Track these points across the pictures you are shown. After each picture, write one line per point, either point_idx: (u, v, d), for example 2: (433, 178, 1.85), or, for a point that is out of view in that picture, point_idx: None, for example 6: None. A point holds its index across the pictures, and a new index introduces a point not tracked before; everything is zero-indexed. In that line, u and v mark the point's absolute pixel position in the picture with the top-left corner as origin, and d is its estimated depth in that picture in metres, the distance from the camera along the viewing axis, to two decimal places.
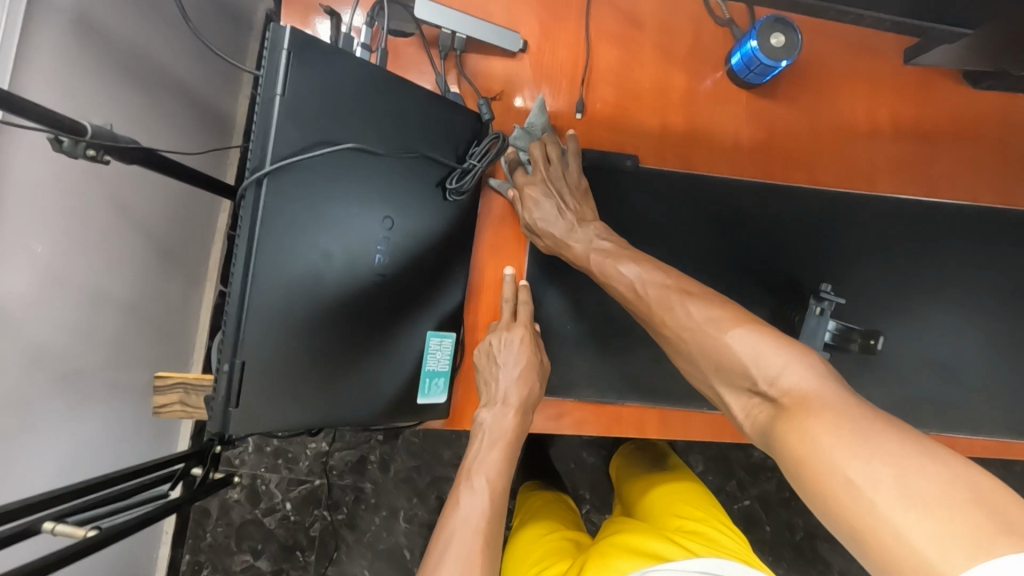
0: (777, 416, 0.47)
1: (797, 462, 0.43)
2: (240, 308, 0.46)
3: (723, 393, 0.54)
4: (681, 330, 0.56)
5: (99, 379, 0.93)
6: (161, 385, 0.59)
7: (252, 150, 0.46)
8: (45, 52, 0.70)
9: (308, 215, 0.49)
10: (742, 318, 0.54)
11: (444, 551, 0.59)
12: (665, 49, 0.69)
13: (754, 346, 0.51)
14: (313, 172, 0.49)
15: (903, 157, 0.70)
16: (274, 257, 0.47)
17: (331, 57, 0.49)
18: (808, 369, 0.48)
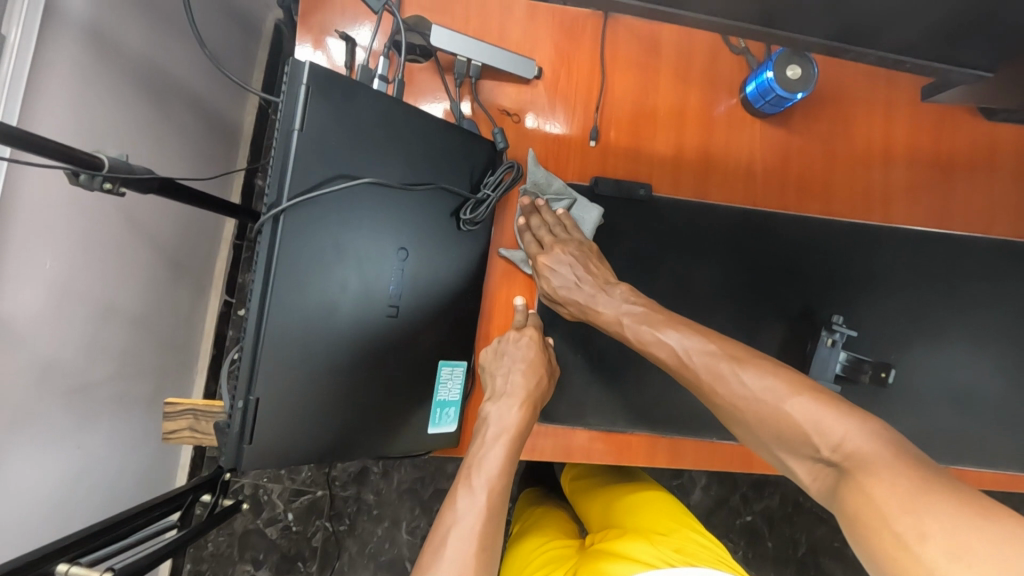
0: (842, 482, 0.46)
1: (863, 526, 0.43)
2: (256, 344, 0.46)
3: (782, 458, 0.53)
4: (731, 395, 0.55)
5: (108, 392, 0.93)
6: (171, 410, 0.59)
7: (269, 185, 0.47)
8: (62, 69, 0.70)
9: (325, 249, 0.49)
10: (790, 381, 0.53)
11: (438, 554, 0.55)
12: (682, 76, 0.68)
13: (815, 414, 0.50)
14: (331, 207, 0.49)
15: (918, 187, 0.70)
16: (290, 291, 0.47)
17: (349, 91, 0.49)
18: (870, 434, 0.47)
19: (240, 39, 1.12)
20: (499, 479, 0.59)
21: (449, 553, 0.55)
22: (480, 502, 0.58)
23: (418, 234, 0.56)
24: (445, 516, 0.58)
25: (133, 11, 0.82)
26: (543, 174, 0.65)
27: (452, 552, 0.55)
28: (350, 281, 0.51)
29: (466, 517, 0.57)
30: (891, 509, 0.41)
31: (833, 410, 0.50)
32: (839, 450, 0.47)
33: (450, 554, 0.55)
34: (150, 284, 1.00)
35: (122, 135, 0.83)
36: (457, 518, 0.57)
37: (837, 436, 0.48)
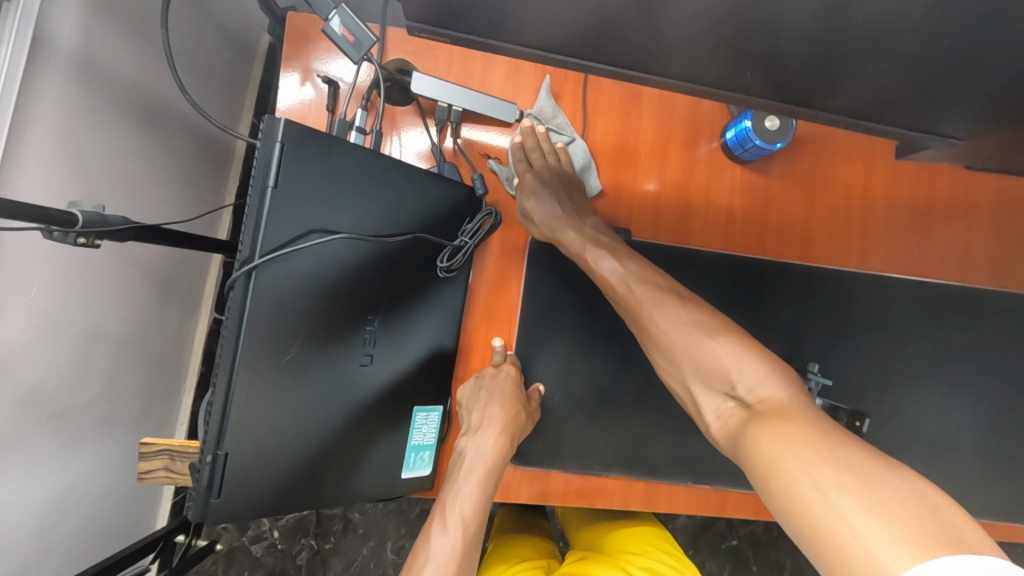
0: (752, 422, 0.50)
1: (770, 471, 0.45)
2: (225, 401, 0.46)
3: (694, 392, 0.57)
4: (660, 329, 0.59)
5: (93, 415, 0.93)
6: (147, 450, 0.60)
7: (242, 241, 0.46)
8: (52, 99, 0.70)
9: (296, 302, 0.49)
10: (714, 328, 0.57)
11: None
12: (663, 122, 0.69)
13: (736, 357, 0.55)
14: (303, 261, 0.49)
15: (894, 234, 0.71)
16: (261, 347, 0.47)
17: (324, 147, 0.49)
18: (784, 385, 0.51)
19: (233, 61, 1.12)
20: (472, 512, 0.60)
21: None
22: (455, 536, 0.60)
23: (393, 280, 0.57)
24: (421, 547, 0.60)
25: (124, 40, 0.83)
26: (550, 105, 0.66)
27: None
28: (324, 331, 0.52)
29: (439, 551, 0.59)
30: (800, 462, 0.43)
31: (750, 356, 0.54)
32: (749, 391, 0.52)
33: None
34: (138, 307, 1.01)
35: (112, 163, 0.84)
36: (432, 550, 0.59)
37: (751, 378, 0.53)
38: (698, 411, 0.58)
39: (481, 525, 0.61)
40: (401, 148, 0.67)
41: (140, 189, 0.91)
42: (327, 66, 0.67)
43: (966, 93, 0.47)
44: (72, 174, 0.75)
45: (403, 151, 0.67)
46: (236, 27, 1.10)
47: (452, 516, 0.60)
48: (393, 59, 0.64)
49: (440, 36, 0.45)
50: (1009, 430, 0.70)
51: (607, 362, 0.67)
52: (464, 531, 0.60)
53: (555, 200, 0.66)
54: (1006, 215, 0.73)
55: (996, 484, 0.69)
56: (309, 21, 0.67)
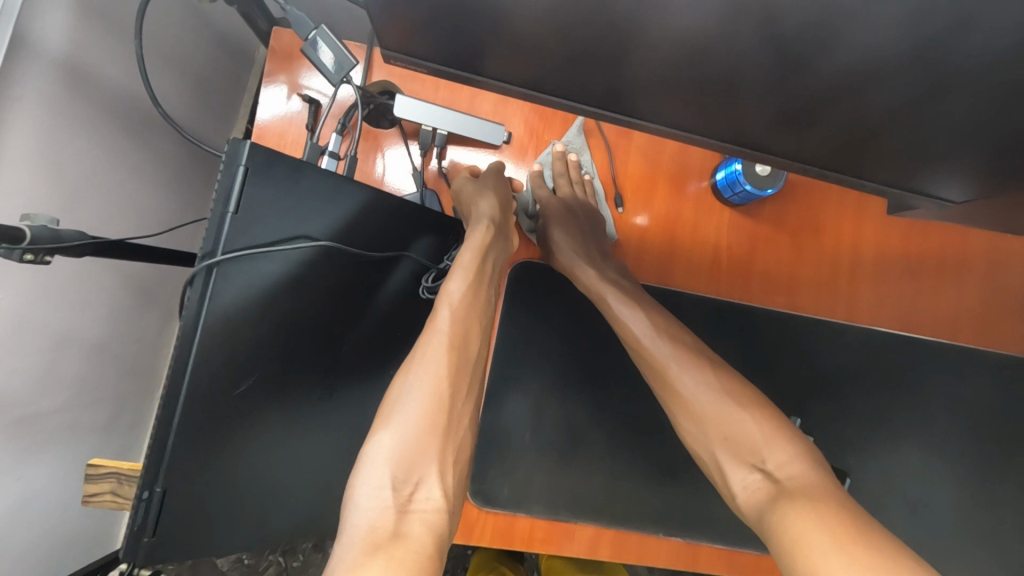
0: (777, 499, 0.49)
1: (797, 546, 0.44)
2: (171, 420, 0.43)
3: (717, 456, 0.55)
4: (688, 393, 0.57)
5: (60, 422, 0.90)
6: (94, 472, 0.57)
7: (206, 234, 0.44)
8: (31, 103, 0.68)
9: (253, 313, 0.47)
10: (742, 396, 0.56)
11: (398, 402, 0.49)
12: (651, 159, 0.67)
13: (764, 431, 0.54)
14: (268, 267, 0.47)
15: (884, 288, 0.69)
16: (214, 360, 0.45)
17: (293, 171, 0.47)
18: (809, 467, 0.51)
19: (228, 67, 1.10)
20: (466, 308, 0.55)
21: (415, 403, 0.49)
22: (447, 341, 0.52)
23: (358, 305, 0.55)
24: (414, 356, 0.52)
25: (114, 45, 0.82)
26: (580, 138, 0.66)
27: (423, 395, 0.49)
28: (281, 357, 0.49)
29: (435, 358, 0.51)
30: (823, 531, 0.44)
31: (774, 432, 0.54)
32: (777, 466, 0.52)
33: (418, 390, 0.49)
34: (111, 313, 0.98)
35: (94, 166, 0.81)
36: (422, 363, 0.51)
37: (778, 458, 0.52)
38: (718, 478, 0.56)
39: (475, 319, 0.55)
40: (385, 166, 0.65)
41: (123, 197, 0.89)
42: (307, 85, 0.65)
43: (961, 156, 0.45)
44: (51, 178, 0.73)
45: (386, 172, 0.65)
46: (232, 32, 1.08)
47: (443, 314, 0.54)
48: (377, 81, 0.62)
49: (417, 66, 0.43)
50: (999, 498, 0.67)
51: (581, 404, 0.65)
52: (462, 326, 0.53)
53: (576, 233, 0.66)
54: (997, 275, 0.71)
55: (984, 553, 0.66)
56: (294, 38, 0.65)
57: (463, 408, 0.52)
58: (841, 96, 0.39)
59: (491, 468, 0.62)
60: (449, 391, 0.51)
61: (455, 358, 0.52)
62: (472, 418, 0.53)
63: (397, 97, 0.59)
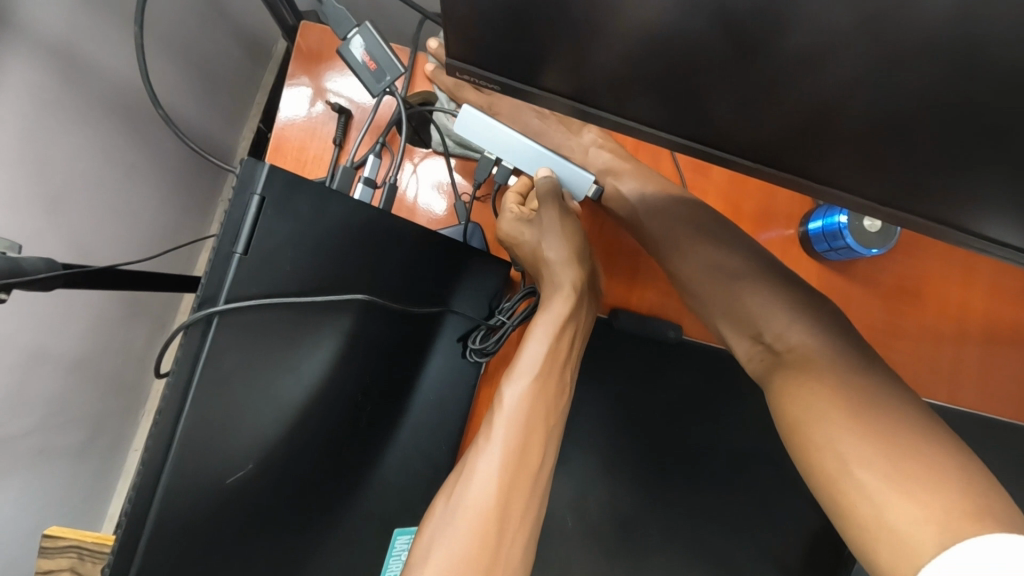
0: (776, 369, 0.47)
1: (797, 431, 0.43)
2: (145, 524, 0.33)
3: (721, 329, 0.52)
4: (691, 271, 0.54)
5: (29, 447, 0.79)
6: (50, 545, 0.47)
7: (206, 277, 0.34)
8: (15, 90, 0.58)
9: (259, 383, 0.37)
10: (742, 268, 0.53)
11: (449, 502, 0.41)
12: (730, 203, 0.60)
13: (768, 302, 0.50)
14: (279, 322, 0.37)
15: (990, 368, 0.60)
16: (205, 444, 0.34)
17: (319, 199, 0.38)
18: (814, 328, 0.48)
19: (242, 63, 1.01)
20: (530, 410, 0.45)
21: (457, 534, 0.39)
22: (500, 458, 0.43)
23: (387, 360, 0.46)
24: (463, 471, 0.43)
25: (115, 29, 0.73)
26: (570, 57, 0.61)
27: (469, 521, 0.40)
28: (288, 434, 0.39)
29: (484, 479, 0.42)
30: (825, 426, 0.41)
31: (782, 299, 0.50)
32: (780, 335, 0.49)
33: (463, 513, 0.40)
34: (92, 326, 0.88)
35: (85, 165, 0.72)
36: (470, 482, 0.42)
37: (781, 323, 0.49)
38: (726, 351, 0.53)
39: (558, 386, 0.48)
40: (418, 190, 0.56)
41: (117, 200, 0.79)
42: (334, 89, 0.55)
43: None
44: (37, 177, 0.63)
45: (419, 193, 0.56)
46: (249, 22, 0.99)
47: (502, 425, 0.44)
48: (419, 92, 0.56)
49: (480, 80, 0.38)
50: None
51: (639, 483, 0.54)
52: (523, 435, 0.44)
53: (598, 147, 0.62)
54: None
55: None
56: (324, 34, 0.56)
57: (515, 541, 0.41)
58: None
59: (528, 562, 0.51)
60: (497, 513, 0.41)
61: (509, 479, 0.42)
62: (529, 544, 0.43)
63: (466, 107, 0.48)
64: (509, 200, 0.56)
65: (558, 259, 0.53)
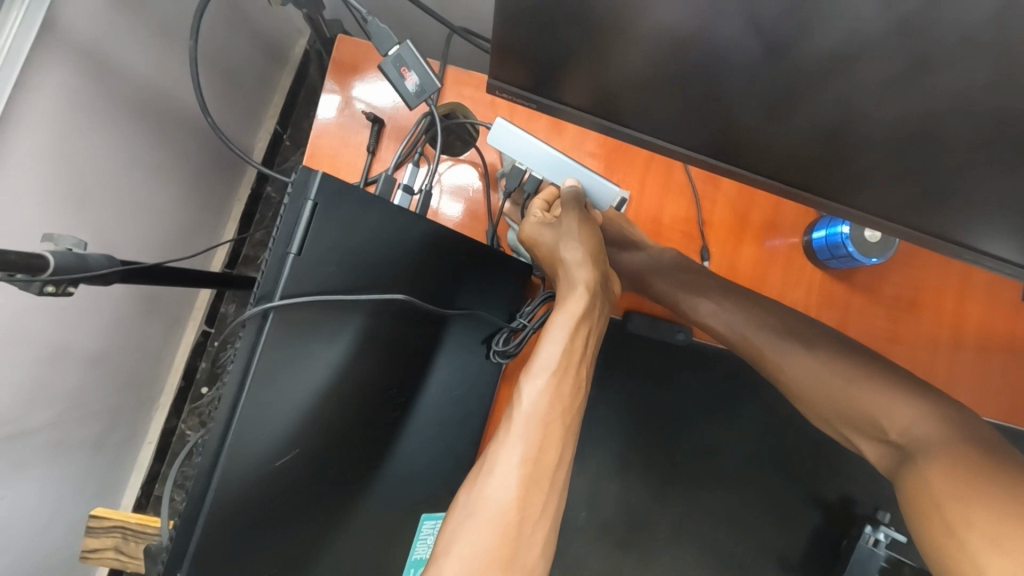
0: (900, 464, 0.49)
1: (920, 514, 0.45)
2: (202, 500, 0.36)
3: (841, 430, 0.55)
4: (799, 376, 0.56)
5: (50, 436, 0.82)
6: (97, 525, 0.50)
7: (262, 275, 0.37)
8: (52, 94, 0.61)
9: (305, 372, 0.40)
10: (867, 363, 0.55)
11: (468, 498, 0.41)
12: (739, 212, 0.63)
13: (884, 394, 0.53)
14: (325, 316, 0.40)
15: (981, 372, 0.63)
16: (258, 427, 0.37)
17: (364, 207, 0.41)
18: (931, 419, 0.49)
19: (261, 67, 1.04)
20: (550, 407, 0.45)
21: (478, 531, 0.39)
22: (521, 455, 0.42)
23: (419, 359, 0.49)
24: (483, 467, 0.43)
25: (144, 35, 0.75)
26: None
27: (490, 517, 0.40)
28: (330, 424, 0.42)
29: (505, 474, 0.41)
30: (945, 503, 0.43)
31: (893, 392, 0.52)
32: (899, 429, 0.51)
33: (484, 511, 0.40)
34: (112, 320, 0.91)
35: (111, 166, 0.75)
36: (492, 477, 0.42)
37: (896, 418, 0.51)
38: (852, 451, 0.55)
39: (573, 386, 0.48)
40: (440, 199, 0.59)
41: (139, 198, 0.82)
42: (366, 99, 0.58)
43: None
44: (67, 176, 0.66)
45: (444, 201, 0.59)
46: (269, 27, 1.02)
47: (520, 424, 0.44)
48: (447, 103, 0.59)
49: (523, 99, 0.43)
50: None
51: (647, 477, 0.57)
52: (543, 431, 0.44)
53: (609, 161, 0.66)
54: None
55: None
56: (357, 47, 0.59)
57: (534, 539, 0.41)
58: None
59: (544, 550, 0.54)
60: (518, 512, 0.40)
61: (529, 475, 0.42)
62: (548, 547, 0.42)
63: (497, 119, 0.51)
64: (534, 207, 0.58)
65: (576, 260, 0.53)
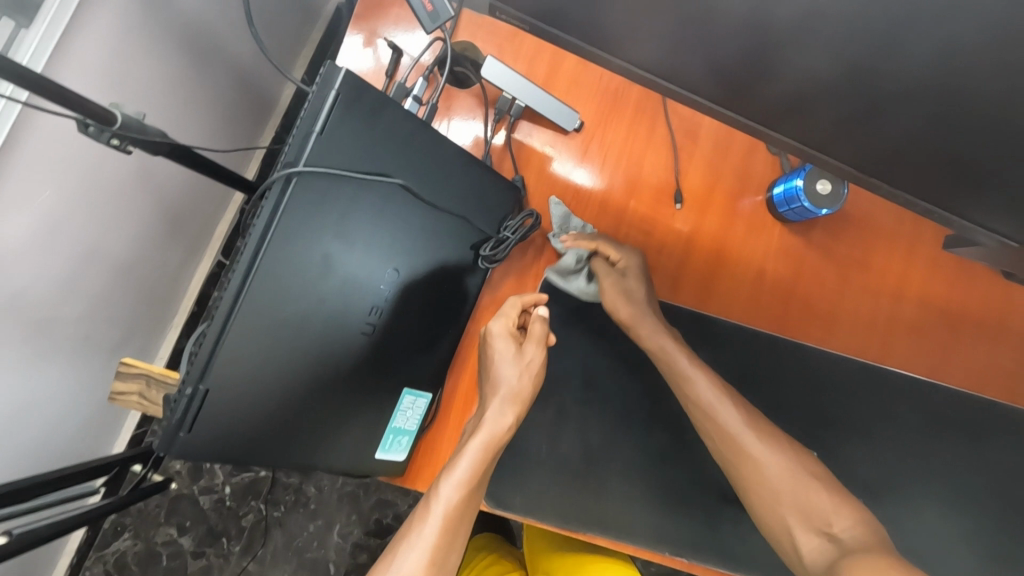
0: (841, 559, 0.50)
1: None
2: (226, 318, 0.45)
3: (785, 521, 0.55)
4: (750, 472, 0.57)
5: (80, 334, 0.90)
6: (125, 371, 0.58)
7: (290, 146, 0.46)
8: (111, 7, 0.69)
9: (318, 237, 0.48)
10: (816, 468, 0.57)
11: (399, 545, 0.52)
12: (714, 166, 0.69)
13: (826, 500, 0.55)
14: (339, 196, 0.48)
15: (918, 332, 0.71)
16: (275, 275, 0.46)
17: (379, 107, 0.48)
18: (859, 524, 0.53)
19: (297, 20, 1.11)
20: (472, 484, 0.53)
21: (411, 559, 0.50)
22: (445, 505, 0.52)
23: (420, 249, 0.55)
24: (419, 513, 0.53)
25: None
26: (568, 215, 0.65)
27: (416, 555, 0.51)
28: (334, 289, 0.50)
29: (431, 524, 0.52)
30: None
31: (836, 499, 0.55)
32: (846, 533, 0.53)
33: (411, 555, 0.51)
34: (147, 235, 0.99)
35: (155, 83, 0.82)
36: (422, 529, 0.52)
37: (817, 500, 0.55)
38: (782, 547, 0.56)
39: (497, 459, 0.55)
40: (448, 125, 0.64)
41: (177, 121, 0.89)
42: (393, 32, 0.66)
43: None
44: (118, 85, 0.74)
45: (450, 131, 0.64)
46: None
47: (450, 485, 0.53)
48: (461, 41, 0.62)
49: (518, 20, 0.43)
50: (1000, 558, 0.67)
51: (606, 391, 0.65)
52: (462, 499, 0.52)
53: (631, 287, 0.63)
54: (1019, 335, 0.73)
55: None
56: None
57: (448, 556, 0.53)
58: (938, 95, 0.39)
59: (504, 447, 0.62)
60: (439, 547, 0.52)
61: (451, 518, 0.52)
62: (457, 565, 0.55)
63: (488, 58, 0.60)
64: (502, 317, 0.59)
65: (514, 376, 0.56)
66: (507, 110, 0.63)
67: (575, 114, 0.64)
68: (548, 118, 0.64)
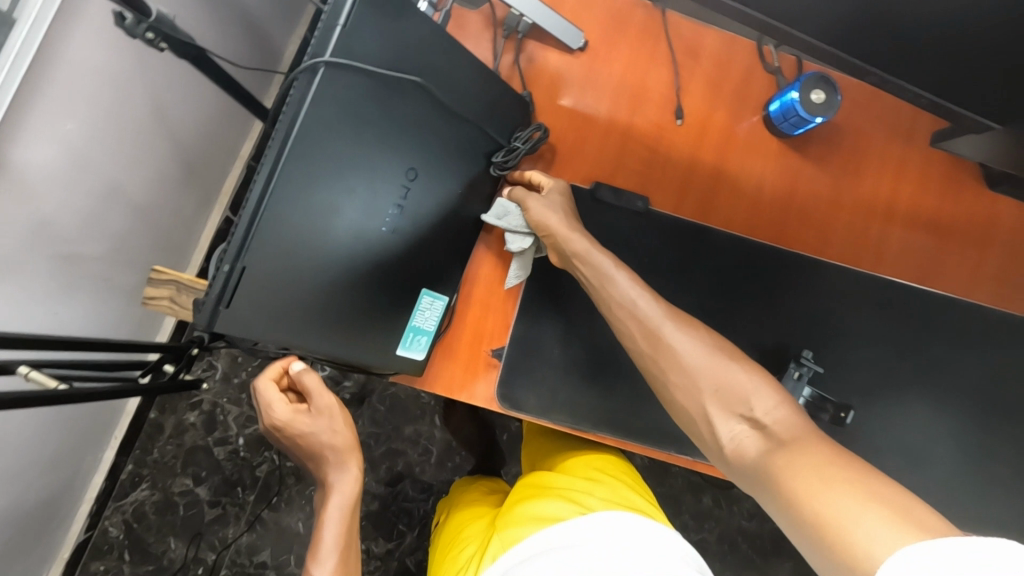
0: (770, 452, 0.50)
1: (806, 506, 0.45)
2: (259, 201, 0.48)
3: (705, 409, 0.54)
4: (672, 365, 0.56)
5: (101, 275, 0.93)
6: (157, 278, 0.61)
7: (316, 39, 0.48)
8: None
9: (341, 130, 0.50)
10: (734, 353, 0.56)
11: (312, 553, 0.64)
12: (713, 84, 0.71)
13: (750, 384, 0.54)
14: (362, 91, 0.51)
15: (907, 242, 0.74)
16: (302, 163, 0.49)
17: (397, 6, 0.51)
18: (779, 404, 0.52)
19: None
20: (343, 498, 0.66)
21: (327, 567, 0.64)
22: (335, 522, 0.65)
23: (435, 153, 0.58)
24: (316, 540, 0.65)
25: None
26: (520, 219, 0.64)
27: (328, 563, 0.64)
28: (357, 184, 0.53)
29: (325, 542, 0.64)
30: (844, 502, 0.43)
31: (758, 382, 0.54)
32: (769, 418, 0.52)
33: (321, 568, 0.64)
34: (163, 181, 1.02)
35: None
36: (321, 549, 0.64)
37: (739, 382, 0.54)
38: (705, 437, 0.55)
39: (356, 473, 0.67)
40: None
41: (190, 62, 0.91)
42: None
43: (1007, 54, 0.51)
44: None
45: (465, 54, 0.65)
46: None
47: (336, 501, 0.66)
48: None
49: None
50: (984, 454, 0.71)
51: None
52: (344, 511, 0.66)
53: (557, 207, 0.62)
54: (1006, 246, 0.76)
55: (961, 496, 0.69)
56: None
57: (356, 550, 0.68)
58: None
59: (516, 351, 0.65)
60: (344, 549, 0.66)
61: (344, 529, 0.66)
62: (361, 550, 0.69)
63: None
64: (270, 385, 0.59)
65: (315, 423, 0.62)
66: (515, 26, 0.65)
67: (580, 32, 0.67)
68: (555, 36, 0.67)
